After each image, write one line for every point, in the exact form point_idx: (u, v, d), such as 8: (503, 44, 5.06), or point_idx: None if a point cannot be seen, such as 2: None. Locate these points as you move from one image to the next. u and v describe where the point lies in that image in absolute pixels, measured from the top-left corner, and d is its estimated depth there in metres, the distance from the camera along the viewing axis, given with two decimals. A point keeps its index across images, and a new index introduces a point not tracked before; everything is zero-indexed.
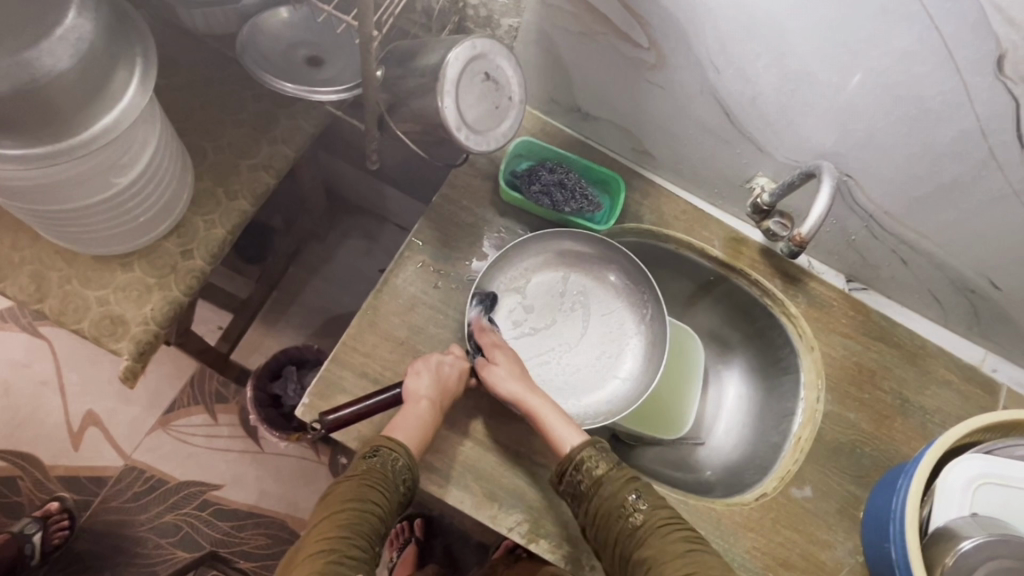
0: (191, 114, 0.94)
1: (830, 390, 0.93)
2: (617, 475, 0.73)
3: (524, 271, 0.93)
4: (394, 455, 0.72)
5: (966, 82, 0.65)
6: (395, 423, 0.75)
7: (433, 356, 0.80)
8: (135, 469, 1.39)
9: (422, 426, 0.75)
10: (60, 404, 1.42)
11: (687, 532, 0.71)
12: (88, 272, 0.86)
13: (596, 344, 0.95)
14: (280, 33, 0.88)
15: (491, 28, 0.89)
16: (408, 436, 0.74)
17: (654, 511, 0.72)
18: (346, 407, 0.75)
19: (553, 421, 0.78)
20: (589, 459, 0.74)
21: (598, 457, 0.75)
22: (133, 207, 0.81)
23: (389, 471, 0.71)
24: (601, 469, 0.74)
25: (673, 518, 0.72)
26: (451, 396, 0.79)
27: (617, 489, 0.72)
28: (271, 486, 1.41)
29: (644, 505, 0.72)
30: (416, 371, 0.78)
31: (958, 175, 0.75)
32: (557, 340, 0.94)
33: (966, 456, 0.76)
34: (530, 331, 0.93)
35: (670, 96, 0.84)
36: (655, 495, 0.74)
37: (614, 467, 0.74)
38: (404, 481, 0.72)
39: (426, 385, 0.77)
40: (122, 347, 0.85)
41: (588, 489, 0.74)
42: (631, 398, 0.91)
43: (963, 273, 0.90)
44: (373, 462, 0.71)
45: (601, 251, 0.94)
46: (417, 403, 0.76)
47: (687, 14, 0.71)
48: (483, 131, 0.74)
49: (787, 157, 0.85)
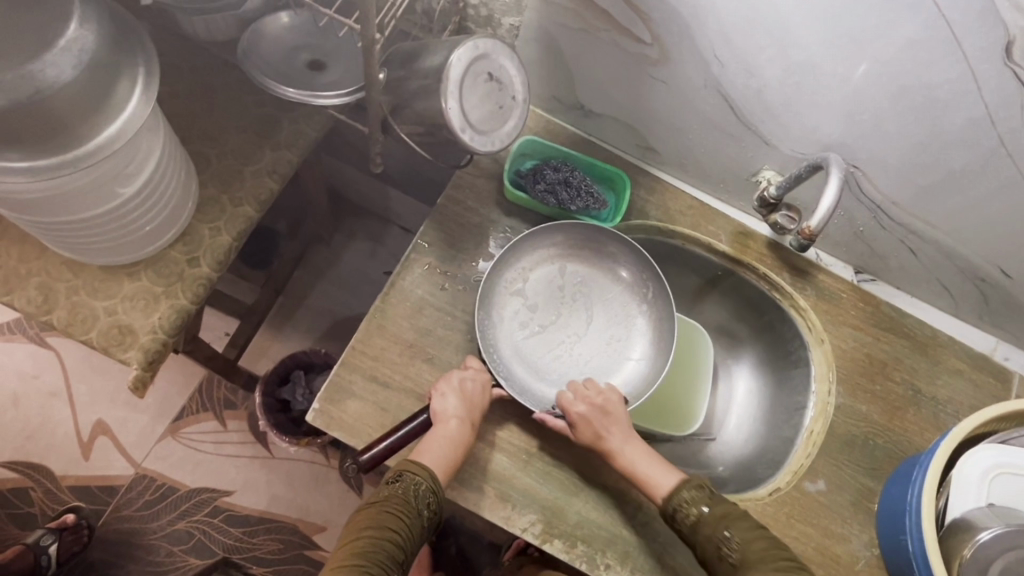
0: (193, 122, 0.94)
1: (841, 383, 0.92)
2: (710, 516, 0.74)
3: (524, 270, 0.92)
4: (416, 480, 0.72)
5: (974, 69, 0.64)
6: (424, 447, 0.75)
7: (454, 374, 0.80)
8: (145, 477, 1.39)
9: (450, 446, 0.75)
10: (70, 414, 1.42)
11: (785, 565, 0.70)
12: (95, 283, 0.86)
13: (604, 329, 0.95)
14: (282, 37, 0.88)
15: (492, 27, 0.88)
16: (437, 457, 0.74)
17: (749, 544, 0.72)
18: (381, 442, 0.74)
19: (645, 466, 0.79)
20: (683, 503, 0.75)
21: (692, 498, 0.76)
22: (138, 217, 0.81)
23: (411, 497, 0.72)
24: (695, 512, 0.75)
25: (774, 550, 0.71)
26: (479, 409, 0.79)
27: (711, 530, 0.73)
28: (282, 491, 1.42)
29: (739, 540, 0.72)
30: (441, 393, 0.77)
31: (968, 163, 0.75)
32: (565, 331, 0.94)
33: (979, 447, 0.76)
34: (538, 329, 0.93)
35: (674, 90, 0.84)
36: (747, 527, 0.73)
37: (709, 506, 0.75)
38: (427, 505, 0.73)
39: (453, 405, 0.76)
40: (131, 356, 0.85)
41: (689, 535, 0.75)
42: (646, 380, 0.91)
43: (973, 262, 0.89)
44: (396, 488, 0.73)
45: (601, 241, 0.93)
46: (447, 423, 0.75)
47: (690, 8, 0.71)
48: (487, 131, 0.74)
49: (793, 149, 0.84)
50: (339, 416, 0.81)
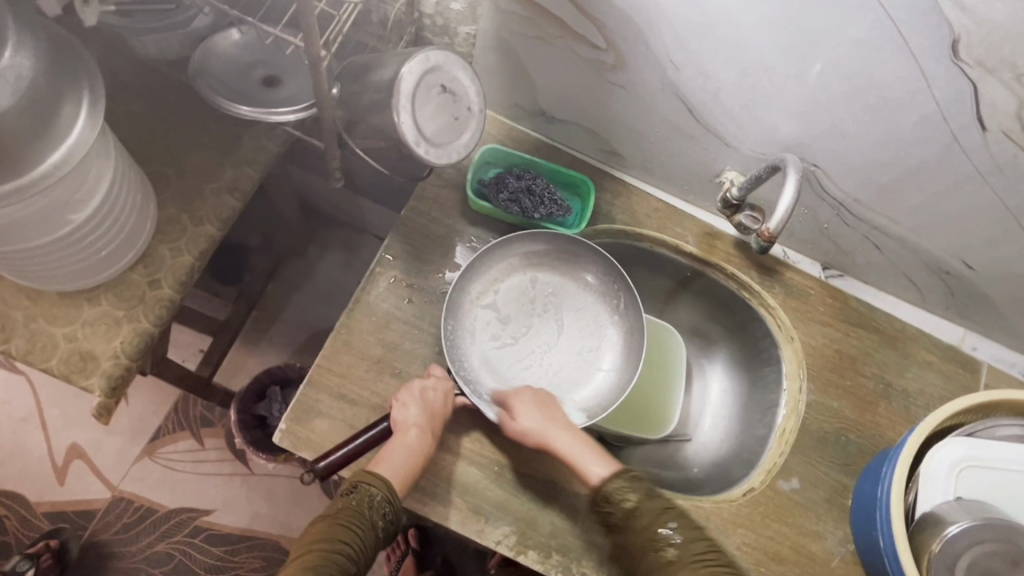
0: (150, 141, 0.92)
1: (812, 380, 0.93)
2: (651, 506, 0.71)
3: (492, 281, 0.92)
4: (372, 490, 0.70)
5: (923, 68, 0.65)
6: (382, 457, 0.74)
7: (415, 383, 0.80)
8: (123, 500, 1.37)
9: (411, 457, 0.75)
10: (43, 439, 1.40)
11: (721, 569, 0.67)
12: (54, 309, 0.85)
13: (574, 339, 0.94)
14: (233, 55, 0.87)
15: (449, 37, 0.88)
16: (395, 468, 0.73)
17: (689, 545, 0.68)
18: (335, 452, 0.74)
19: (586, 458, 0.77)
20: (619, 490, 0.72)
21: (630, 487, 0.73)
22: (94, 242, 0.79)
23: (365, 508, 0.69)
24: (632, 500, 0.72)
25: (713, 553, 0.68)
26: (440, 420, 0.79)
27: (648, 521, 0.70)
28: (263, 507, 1.40)
29: (677, 538, 0.68)
30: (402, 402, 0.78)
31: (923, 159, 0.75)
32: (534, 341, 0.93)
33: (949, 439, 0.76)
34: (507, 341, 0.92)
35: (632, 95, 0.84)
36: (690, 526, 0.70)
37: (647, 496, 0.72)
38: (383, 517, 0.70)
39: (414, 414, 0.77)
40: (94, 383, 0.83)
41: (622, 520, 0.72)
42: (616, 391, 0.91)
43: (937, 255, 0.89)
44: (349, 500, 0.69)
45: (571, 250, 0.92)
46: (406, 433, 0.76)
47: (642, 14, 0.71)
48: (442, 144, 0.73)
49: (753, 149, 0.84)
50: (306, 435, 0.80)
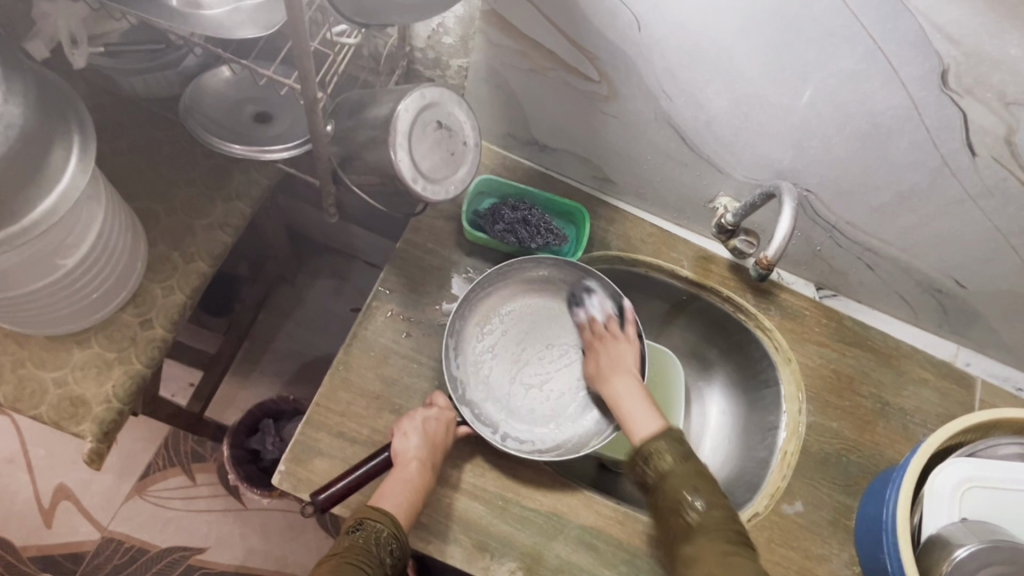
0: (139, 179, 0.91)
1: (811, 401, 0.93)
2: (682, 471, 0.73)
3: (493, 308, 0.91)
4: (378, 526, 0.69)
5: (913, 97, 0.66)
6: (383, 491, 0.73)
7: (418, 413, 0.79)
8: (113, 541, 1.34)
9: (410, 490, 0.74)
10: (29, 480, 1.37)
11: (735, 537, 0.67)
12: (43, 353, 0.83)
13: (575, 361, 0.92)
14: (224, 92, 0.87)
15: (440, 69, 0.89)
16: (398, 502, 0.72)
17: (710, 511, 0.70)
18: (336, 484, 0.73)
19: (634, 409, 0.80)
20: (661, 451, 0.75)
21: (668, 449, 0.75)
22: (85, 286, 0.78)
23: (373, 545, 0.68)
24: (668, 462, 0.74)
25: (732, 523, 0.69)
26: (441, 452, 0.78)
27: (677, 483, 0.72)
28: (257, 543, 1.37)
29: (701, 505, 0.70)
30: (403, 432, 0.77)
31: (915, 182, 0.76)
32: (535, 365, 0.91)
33: (951, 460, 0.76)
34: (511, 365, 0.90)
35: (626, 125, 0.84)
36: (717, 496, 0.71)
37: (681, 464, 0.74)
38: (390, 553, 0.69)
39: (414, 445, 0.76)
40: (85, 429, 0.81)
41: (655, 482, 0.74)
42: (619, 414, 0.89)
43: (927, 273, 0.90)
44: (356, 537, 0.68)
45: (570, 273, 0.91)
46: (407, 465, 0.74)
47: (634, 48, 0.72)
48: (439, 179, 0.73)
49: (746, 175, 0.85)
50: (307, 477, 0.78)
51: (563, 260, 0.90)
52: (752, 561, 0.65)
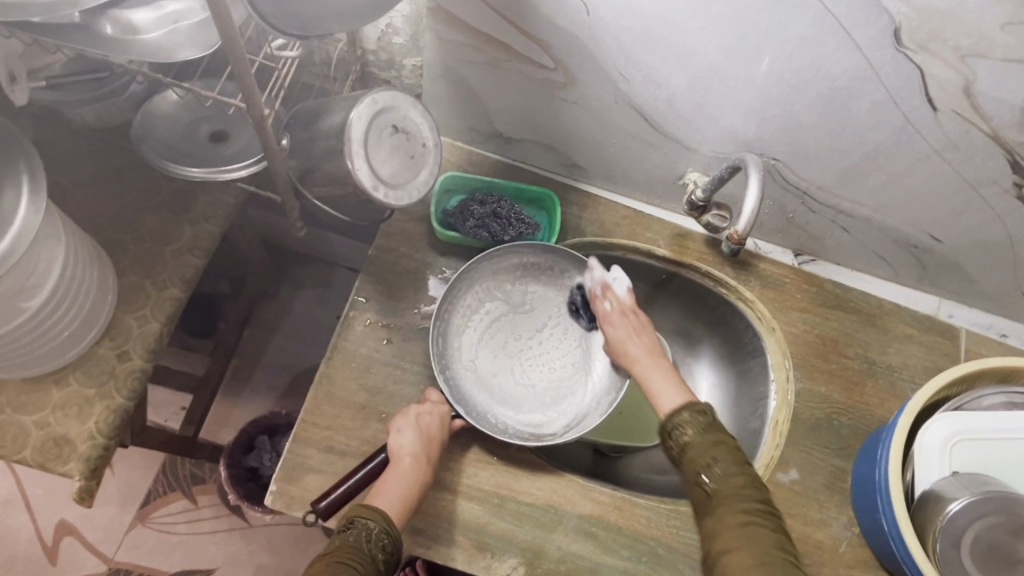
0: (101, 210, 0.89)
1: (798, 368, 0.93)
2: (702, 442, 0.66)
3: (478, 297, 0.90)
4: (370, 524, 0.66)
5: (868, 57, 0.65)
6: (380, 490, 0.71)
7: (411, 409, 0.79)
8: (120, 571, 1.33)
9: (407, 484, 0.72)
10: (30, 519, 1.36)
11: (756, 505, 0.62)
12: (21, 396, 0.81)
13: (564, 344, 0.93)
14: (176, 116, 0.86)
15: (395, 70, 0.88)
16: (391, 500, 0.70)
17: (730, 479, 0.64)
18: (337, 489, 0.74)
19: (654, 378, 0.76)
20: (683, 423, 0.68)
21: (691, 421, 0.68)
22: (53, 327, 0.77)
23: (364, 542, 0.65)
24: (688, 434, 0.68)
25: (754, 492, 0.63)
26: (436, 443, 0.78)
27: (697, 454, 0.66)
28: (266, 558, 1.37)
29: (721, 473, 0.64)
30: (397, 429, 0.76)
31: (880, 142, 0.75)
32: (529, 350, 0.93)
33: (937, 416, 0.76)
34: (502, 353, 0.91)
35: (586, 109, 0.83)
36: (740, 463, 0.65)
37: (705, 433, 0.67)
38: (382, 549, 0.66)
39: (408, 442, 0.75)
40: (71, 469, 0.80)
41: (677, 455, 0.68)
42: (611, 388, 0.89)
43: (903, 230, 0.90)
44: (347, 536, 0.65)
45: (557, 262, 0.91)
46: (402, 461, 0.74)
47: (585, 32, 0.70)
48: (399, 185, 0.72)
49: (713, 149, 0.84)
50: (300, 494, 0.78)
51: (534, 241, 0.90)
52: (768, 529, 0.60)
